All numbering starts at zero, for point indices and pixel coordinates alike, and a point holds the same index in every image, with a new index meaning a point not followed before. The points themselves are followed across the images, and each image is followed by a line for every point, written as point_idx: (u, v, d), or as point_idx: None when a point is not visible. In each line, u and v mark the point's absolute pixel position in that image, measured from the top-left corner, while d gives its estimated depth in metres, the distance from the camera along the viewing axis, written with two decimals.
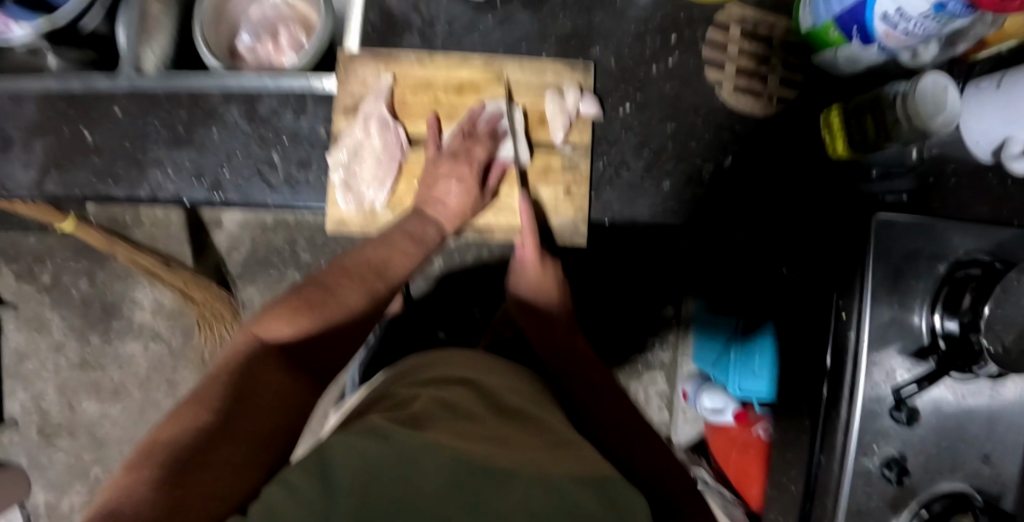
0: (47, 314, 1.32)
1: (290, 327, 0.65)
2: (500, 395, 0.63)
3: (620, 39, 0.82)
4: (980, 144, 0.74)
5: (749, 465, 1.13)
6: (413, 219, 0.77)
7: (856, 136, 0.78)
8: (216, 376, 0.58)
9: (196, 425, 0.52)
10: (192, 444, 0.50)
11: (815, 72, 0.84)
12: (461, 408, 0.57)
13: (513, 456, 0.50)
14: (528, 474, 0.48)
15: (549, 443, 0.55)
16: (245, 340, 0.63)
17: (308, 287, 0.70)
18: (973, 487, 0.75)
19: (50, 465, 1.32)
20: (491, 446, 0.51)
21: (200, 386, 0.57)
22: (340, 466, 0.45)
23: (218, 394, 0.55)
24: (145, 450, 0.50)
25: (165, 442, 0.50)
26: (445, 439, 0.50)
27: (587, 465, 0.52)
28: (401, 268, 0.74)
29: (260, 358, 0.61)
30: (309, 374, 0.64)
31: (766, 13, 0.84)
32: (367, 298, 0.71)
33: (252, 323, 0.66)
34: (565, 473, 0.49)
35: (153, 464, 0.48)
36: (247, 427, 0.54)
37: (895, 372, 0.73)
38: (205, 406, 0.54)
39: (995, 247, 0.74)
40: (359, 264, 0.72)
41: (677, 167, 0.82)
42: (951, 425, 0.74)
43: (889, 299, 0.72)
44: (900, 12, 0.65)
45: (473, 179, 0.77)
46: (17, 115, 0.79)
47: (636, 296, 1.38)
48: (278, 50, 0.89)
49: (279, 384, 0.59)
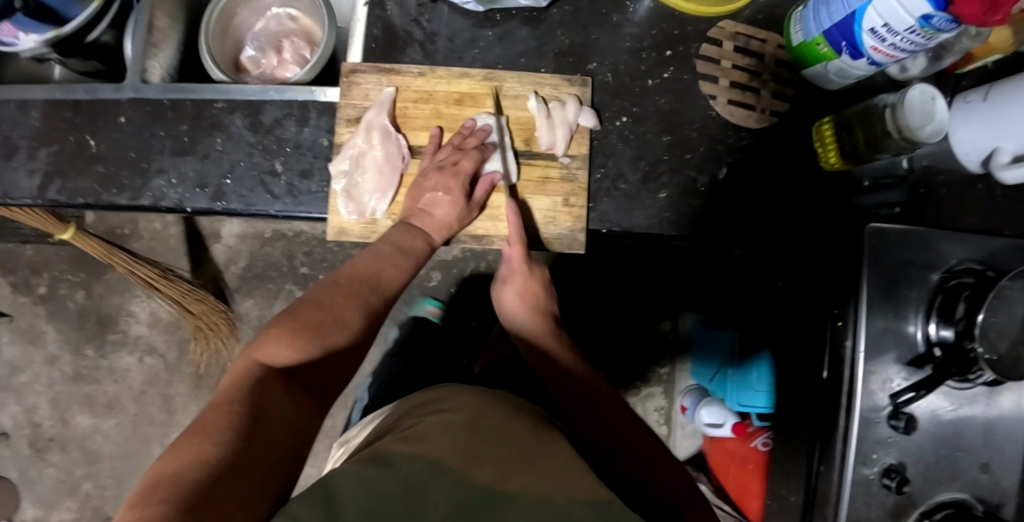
0: (42, 327, 1.31)
1: (294, 352, 0.60)
2: (508, 420, 0.62)
3: (616, 56, 0.85)
4: (969, 156, 0.76)
5: (750, 481, 1.11)
6: (401, 229, 0.77)
7: (847, 147, 0.79)
8: (218, 405, 0.51)
9: (209, 458, 0.45)
10: (207, 480, 0.44)
11: (806, 87, 0.86)
12: (469, 429, 0.58)
13: (515, 482, 0.50)
14: (530, 501, 0.47)
15: (557, 464, 0.55)
16: (243, 366, 0.57)
17: (308, 305, 0.64)
18: (973, 496, 0.75)
19: (40, 480, 1.31)
20: (494, 472, 0.51)
21: (201, 414, 0.50)
22: (347, 496, 0.46)
23: (227, 423, 0.49)
24: (152, 485, 0.43)
25: (176, 475, 0.44)
26: (453, 462, 0.51)
27: (596, 486, 0.51)
28: (394, 279, 0.72)
29: (262, 384, 0.55)
30: (315, 399, 0.58)
31: (758, 29, 0.86)
32: (364, 313, 0.67)
33: (248, 348, 0.59)
34: (571, 494, 0.49)
35: (161, 502, 0.41)
36: (265, 460, 0.48)
37: (891, 380, 0.74)
38: (218, 437, 0.47)
39: (987, 256, 0.75)
40: (355, 279, 0.69)
41: (674, 179, 0.83)
42: (949, 434, 0.75)
43: (883, 308, 0.73)
44: (887, 28, 0.67)
45: (459, 193, 0.77)
46: (23, 124, 0.80)
47: (634, 314, 1.38)
48: (283, 65, 0.92)
49: (287, 415, 0.54)
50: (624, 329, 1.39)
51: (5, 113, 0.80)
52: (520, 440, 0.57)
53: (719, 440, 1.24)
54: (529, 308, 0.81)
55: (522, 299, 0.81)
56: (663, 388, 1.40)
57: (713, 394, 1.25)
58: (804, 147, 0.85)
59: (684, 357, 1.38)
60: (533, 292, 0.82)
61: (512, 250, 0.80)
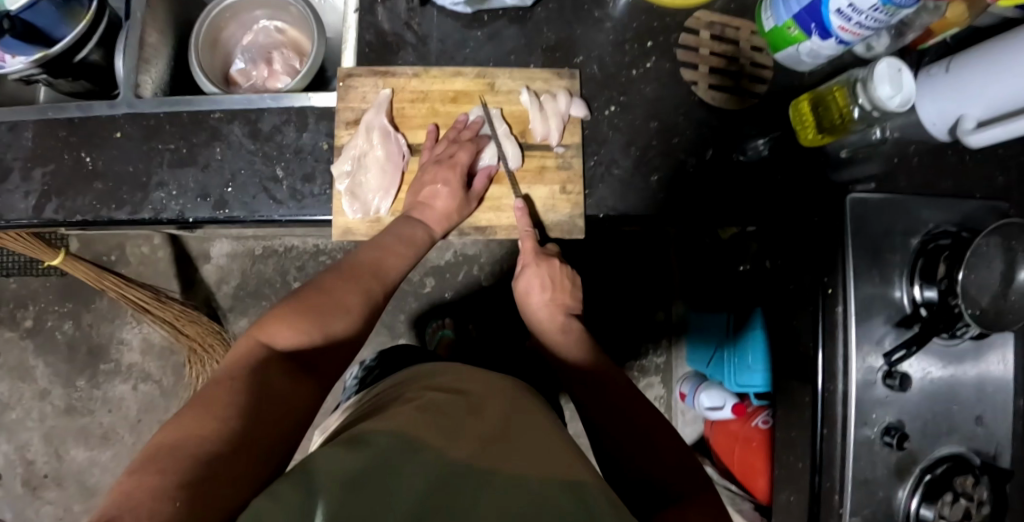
0: (30, 361, 1.32)
1: (299, 333, 0.60)
2: (496, 393, 0.63)
3: (601, 49, 0.88)
4: (936, 125, 0.80)
5: (754, 458, 1.14)
6: (402, 222, 0.78)
7: (825, 122, 0.83)
8: (221, 381, 0.52)
9: (208, 432, 0.45)
10: (207, 452, 0.44)
11: (782, 69, 0.90)
12: (452, 405, 0.58)
13: (497, 458, 0.52)
14: (505, 476, 0.49)
15: (535, 439, 0.56)
16: (247, 345, 0.57)
17: (309, 290, 0.65)
18: (970, 449, 0.79)
19: (37, 518, 1.31)
20: (474, 450, 0.52)
21: (204, 388, 0.51)
22: (327, 465, 0.46)
23: (229, 399, 0.49)
24: (150, 456, 0.44)
25: (176, 448, 0.44)
26: (429, 440, 0.51)
27: (568, 466, 0.52)
28: (395, 267, 0.73)
29: (265, 363, 0.55)
30: (318, 379, 0.58)
31: (732, 17, 0.90)
32: (366, 300, 0.67)
33: (253, 328, 0.60)
34: (542, 476, 0.50)
35: (158, 473, 0.41)
36: (262, 438, 0.48)
37: (883, 341, 0.77)
38: (220, 412, 0.47)
39: (961, 218, 0.80)
40: (357, 267, 0.70)
41: (664, 162, 0.86)
42: (943, 390, 0.78)
43: (870, 272, 0.77)
44: (852, 8, 0.72)
45: (457, 183, 0.79)
46: (16, 145, 0.80)
47: (628, 304, 1.43)
48: (273, 75, 0.94)
49: (290, 392, 0.54)
50: (621, 319, 1.43)
51: None
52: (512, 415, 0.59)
53: (721, 423, 1.27)
54: (547, 302, 0.83)
55: (538, 291, 0.82)
56: (662, 377, 1.44)
57: (711, 378, 1.28)
58: (784, 125, 0.89)
59: (679, 345, 1.43)
60: (556, 283, 0.83)
61: (524, 244, 0.82)
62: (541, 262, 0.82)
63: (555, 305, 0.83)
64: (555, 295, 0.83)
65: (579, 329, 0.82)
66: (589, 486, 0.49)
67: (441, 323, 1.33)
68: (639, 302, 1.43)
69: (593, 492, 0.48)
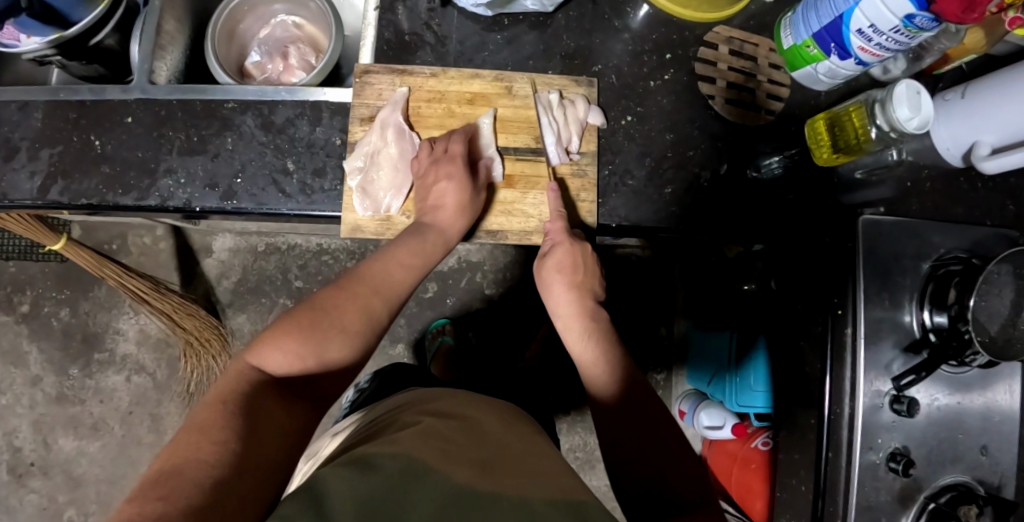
0: (24, 347, 1.31)
1: (289, 358, 0.58)
2: (489, 420, 0.62)
3: (619, 59, 0.88)
4: (951, 151, 0.81)
5: (752, 480, 1.11)
6: (403, 233, 0.77)
7: (839, 143, 0.83)
8: (214, 405, 0.50)
9: (208, 458, 0.44)
10: (209, 478, 0.42)
11: (798, 87, 0.89)
12: (454, 428, 0.58)
13: (501, 481, 0.50)
14: (509, 495, 0.48)
15: (535, 466, 0.54)
16: (239, 371, 0.55)
17: (304, 309, 0.62)
18: (973, 479, 0.76)
19: (20, 507, 1.28)
20: (475, 470, 0.51)
21: (199, 413, 0.49)
22: (334, 489, 0.45)
23: (225, 422, 0.48)
24: (150, 481, 0.42)
25: (175, 474, 0.42)
26: (432, 461, 0.50)
27: (567, 486, 0.51)
28: (397, 282, 0.70)
29: (257, 390, 0.54)
30: (310, 404, 0.57)
31: (751, 34, 0.90)
32: (365, 318, 0.65)
33: (242, 353, 0.58)
34: (540, 494, 0.48)
35: (158, 499, 0.40)
36: (263, 462, 0.47)
37: (891, 366, 0.75)
38: (216, 436, 0.46)
39: (972, 245, 0.79)
40: (357, 283, 0.68)
41: (679, 175, 0.86)
42: (948, 418, 0.76)
43: (880, 296, 0.75)
44: (873, 28, 0.72)
45: (461, 174, 0.78)
46: (25, 125, 0.79)
47: (627, 322, 1.42)
48: (288, 70, 0.94)
49: (282, 420, 0.52)
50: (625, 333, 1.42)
51: (7, 114, 0.79)
52: (509, 445, 0.58)
53: (720, 443, 1.24)
54: (573, 287, 0.81)
55: (563, 276, 0.80)
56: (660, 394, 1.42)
57: (711, 396, 1.27)
58: (799, 144, 0.88)
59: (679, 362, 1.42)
60: (575, 266, 0.80)
61: (553, 225, 0.81)
62: (573, 242, 0.80)
63: (581, 291, 0.81)
64: (583, 279, 0.82)
65: (604, 319, 0.80)
66: (586, 505, 0.48)
67: (441, 328, 1.31)
68: (641, 321, 1.42)
69: (591, 507, 0.48)
